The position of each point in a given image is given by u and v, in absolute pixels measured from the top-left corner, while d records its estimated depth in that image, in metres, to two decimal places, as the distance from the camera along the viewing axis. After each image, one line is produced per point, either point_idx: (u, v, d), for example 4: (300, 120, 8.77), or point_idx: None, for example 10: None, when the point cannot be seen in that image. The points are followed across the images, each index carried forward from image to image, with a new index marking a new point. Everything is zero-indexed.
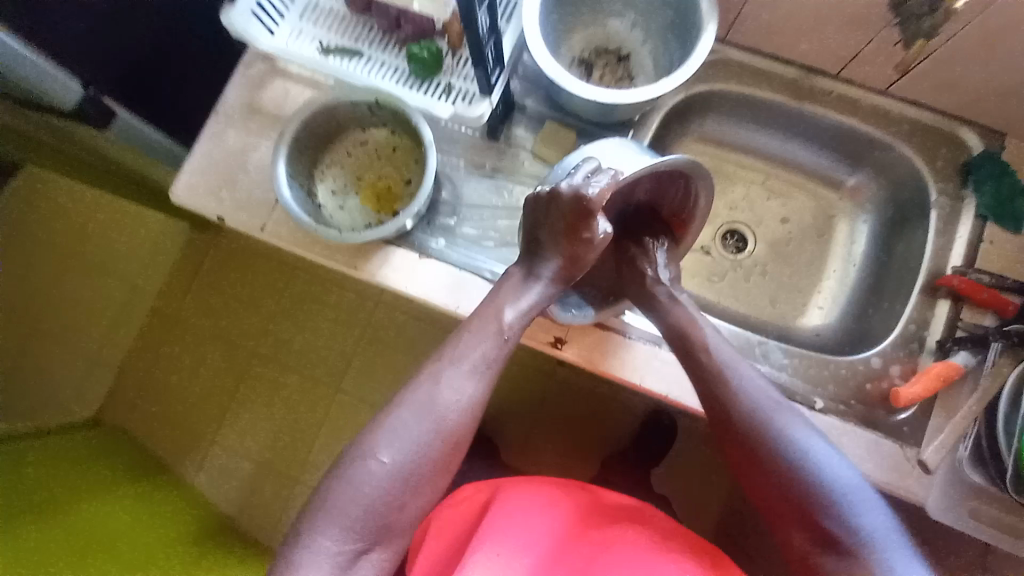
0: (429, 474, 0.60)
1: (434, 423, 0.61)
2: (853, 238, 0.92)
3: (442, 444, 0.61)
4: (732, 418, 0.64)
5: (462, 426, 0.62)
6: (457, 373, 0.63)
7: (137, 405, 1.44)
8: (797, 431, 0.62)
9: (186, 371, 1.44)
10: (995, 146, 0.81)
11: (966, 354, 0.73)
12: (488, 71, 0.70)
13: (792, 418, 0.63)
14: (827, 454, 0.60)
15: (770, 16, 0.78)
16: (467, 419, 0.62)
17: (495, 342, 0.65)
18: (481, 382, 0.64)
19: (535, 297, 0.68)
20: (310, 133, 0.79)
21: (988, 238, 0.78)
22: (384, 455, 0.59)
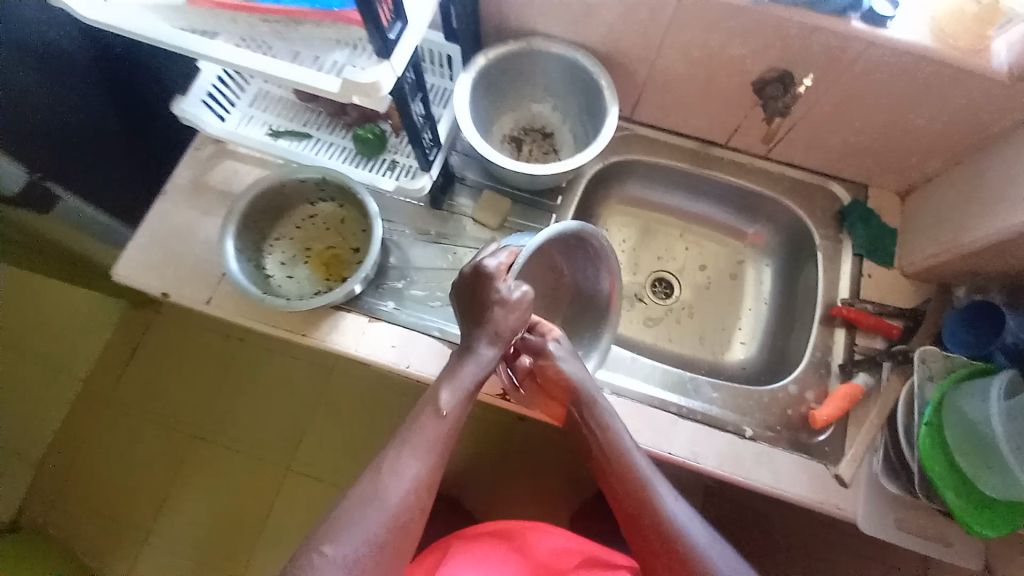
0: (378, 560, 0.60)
1: (381, 515, 0.62)
2: (762, 280, 1.04)
3: (389, 529, 0.61)
4: (620, 479, 0.68)
5: (414, 508, 0.64)
6: (405, 459, 0.65)
7: (59, 504, 1.30)
8: (668, 495, 0.66)
9: (116, 460, 1.32)
10: (860, 196, 0.97)
11: (865, 374, 0.82)
12: (425, 150, 0.78)
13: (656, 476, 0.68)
14: (686, 513, 0.65)
15: (664, 100, 0.94)
16: (417, 498, 0.64)
17: (435, 422, 0.68)
18: (422, 457, 0.66)
19: (469, 375, 0.71)
20: (257, 209, 0.83)
21: (867, 271, 0.91)
22: (326, 546, 0.59)
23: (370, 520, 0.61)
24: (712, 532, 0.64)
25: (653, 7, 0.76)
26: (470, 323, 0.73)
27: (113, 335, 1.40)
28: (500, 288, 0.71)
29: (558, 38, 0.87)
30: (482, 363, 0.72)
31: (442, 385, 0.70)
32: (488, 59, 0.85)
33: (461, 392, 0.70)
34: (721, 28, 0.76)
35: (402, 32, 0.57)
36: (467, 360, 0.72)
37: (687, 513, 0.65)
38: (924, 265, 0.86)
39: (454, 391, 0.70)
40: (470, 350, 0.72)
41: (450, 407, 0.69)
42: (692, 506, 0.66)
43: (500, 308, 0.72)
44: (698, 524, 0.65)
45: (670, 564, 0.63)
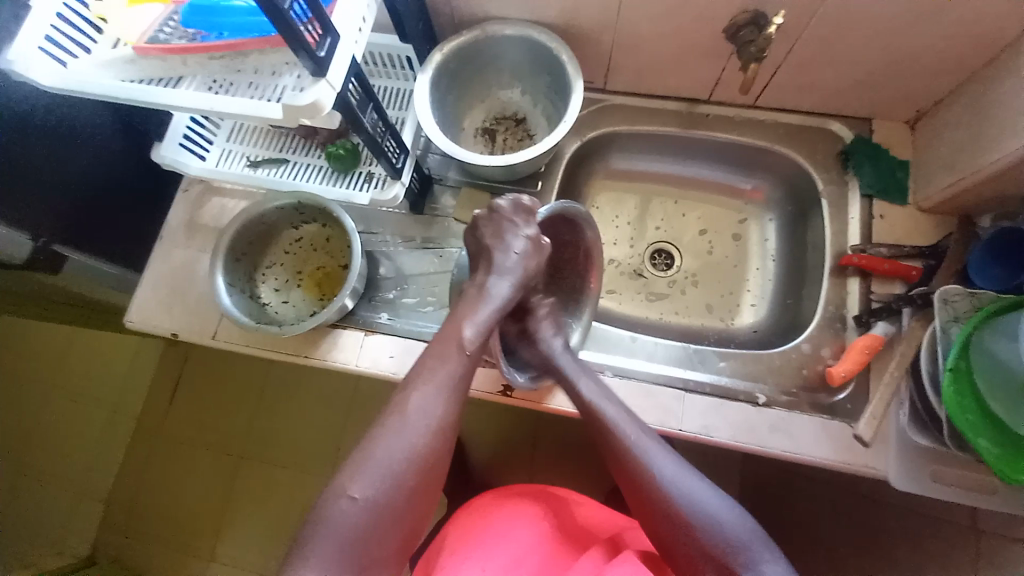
0: (401, 511, 0.59)
1: (408, 447, 0.60)
2: (767, 236, 0.98)
3: (418, 470, 0.60)
4: (611, 445, 0.67)
5: (428, 465, 0.61)
6: (422, 398, 0.63)
7: (131, 530, 1.40)
8: (658, 455, 0.64)
9: (174, 486, 1.41)
10: (864, 131, 0.90)
11: (885, 324, 0.77)
12: (390, 159, 0.78)
13: (679, 471, 0.63)
14: (681, 473, 0.62)
15: (635, 62, 0.89)
16: (435, 440, 0.62)
17: (459, 359, 0.67)
18: (444, 399, 0.64)
19: (490, 314, 0.70)
20: (243, 242, 0.85)
21: (878, 213, 0.84)
22: (355, 491, 0.57)
23: (397, 461, 0.59)
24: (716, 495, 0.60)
25: None
26: (494, 253, 0.73)
27: (155, 372, 1.48)
28: (528, 227, 0.74)
29: (514, 18, 0.83)
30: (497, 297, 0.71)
31: (465, 321, 0.69)
32: (444, 53, 0.83)
33: (480, 330, 0.69)
34: None
35: (334, 47, 0.56)
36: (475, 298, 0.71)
37: (723, 508, 0.59)
38: (940, 197, 0.79)
39: (475, 328, 0.69)
40: (484, 295, 0.71)
41: (471, 352, 0.68)
42: (690, 468, 0.63)
43: (525, 245, 0.74)
44: (699, 484, 0.61)
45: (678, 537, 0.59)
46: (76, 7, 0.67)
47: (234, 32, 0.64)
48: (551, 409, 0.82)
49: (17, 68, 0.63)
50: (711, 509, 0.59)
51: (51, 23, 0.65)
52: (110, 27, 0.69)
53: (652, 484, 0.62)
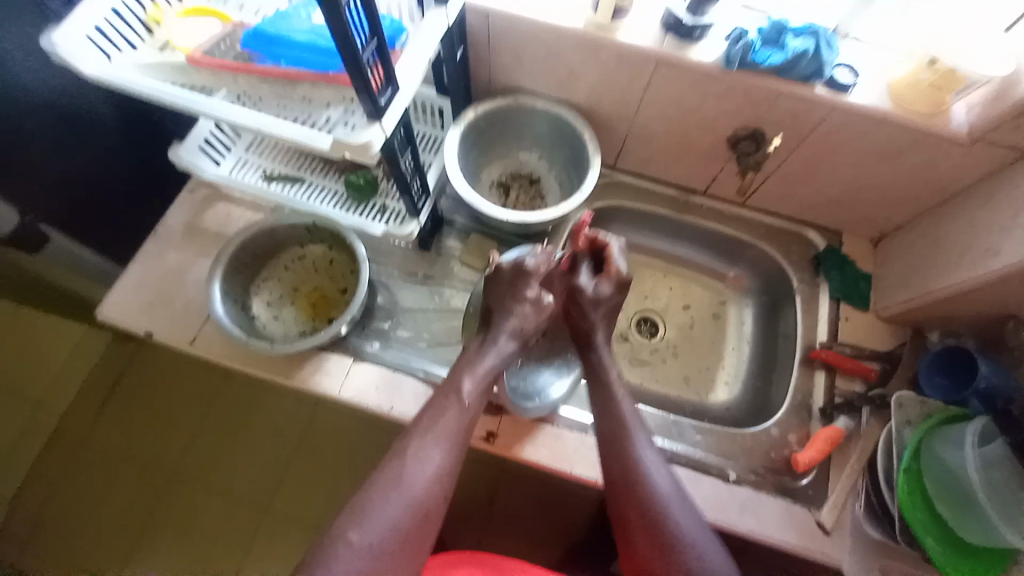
0: (397, 549, 0.57)
1: (406, 502, 0.59)
2: (743, 321, 1.06)
3: (414, 517, 0.59)
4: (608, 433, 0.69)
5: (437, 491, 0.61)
6: (426, 446, 0.63)
7: (31, 544, 1.23)
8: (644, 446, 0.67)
9: (92, 498, 1.27)
10: (835, 242, 1.01)
11: (845, 418, 0.84)
12: (413, 198, 0.81)
13: (656, 461, 0.65)
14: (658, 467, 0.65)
15: (645, 150, 0.98)
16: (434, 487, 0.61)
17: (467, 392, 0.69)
18: (443, 447, 0.64)
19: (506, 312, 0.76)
20: (246, 252, 0.84)
21: (844, 315, 0.94)
22: (351, 535, 0.56)
23: (395, 507, 0.59)
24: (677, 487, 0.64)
25: (633, 71, 0.81)
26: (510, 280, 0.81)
27: (92, 369, 1.36)
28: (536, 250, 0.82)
29: (544, 94, 0.91)
30: (500, 353, 0.74)
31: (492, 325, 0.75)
32: (476, 112, 0.89)
33: (480, 380, 0.71)
34: (697, 88, 0.81)
35: (393, 96, 0.61)
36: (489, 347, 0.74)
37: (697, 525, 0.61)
38: (897, 310, 0.89)
39: (473, 379, 0.71)
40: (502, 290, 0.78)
41: (473, 397, 0.69)
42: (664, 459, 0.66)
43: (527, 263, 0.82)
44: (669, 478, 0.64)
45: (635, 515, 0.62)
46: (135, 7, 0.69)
47: (290, 62, 0.67)
48: (526, 462, 0.82)
49: (61, 53, 0.62)
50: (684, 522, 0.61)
51: (105, 16, 0.66)
52: (162, 31, 0.71)
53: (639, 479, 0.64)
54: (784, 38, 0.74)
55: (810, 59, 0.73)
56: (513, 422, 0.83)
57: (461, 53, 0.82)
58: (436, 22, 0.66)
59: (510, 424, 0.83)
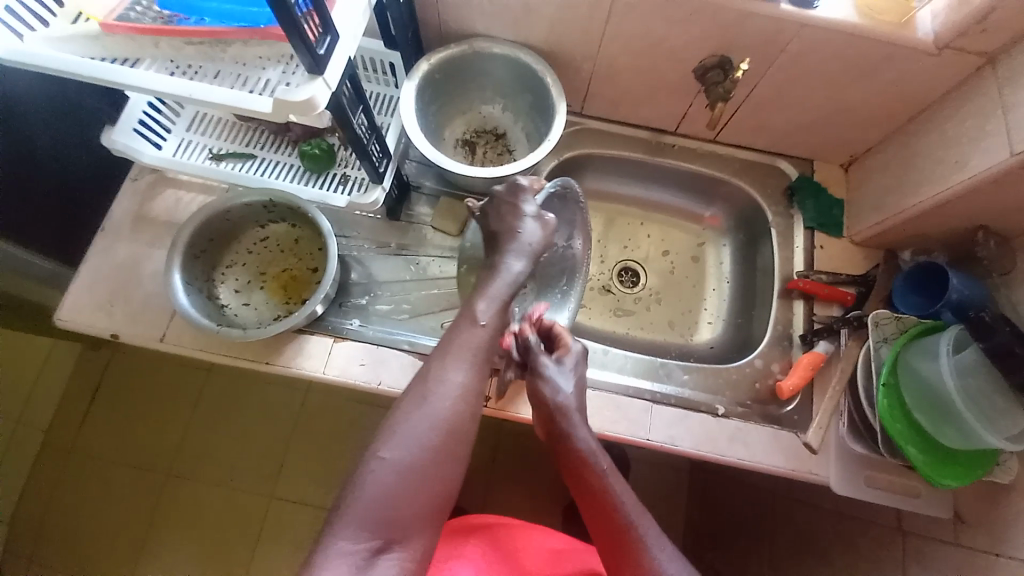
0: (430, 466, 0.56)
1: (430, 419, 0.58)
2: (722, 260, 1.06)
3: (439, 433, 0.58)
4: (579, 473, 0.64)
5: (465, 416, 0.60)
6: (449, 365, 0.62)
7: (37, 556, 1.22)
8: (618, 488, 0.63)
9: (92, 504, 1.25)
10: (807, 170, 1.00)
11: (825, 343, 0.86)
12: (374, 163, 0.77)
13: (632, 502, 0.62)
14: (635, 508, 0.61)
15: (611, 91, 0.94)
16: (458, 407, 0.60)
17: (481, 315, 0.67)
18: (467, 365, 0.63)
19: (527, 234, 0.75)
20: (203, 238, 0.80)
21: (819, 243, 0.94)
22: (384, 451, 0.55)
23: (425, 424, 0.58)
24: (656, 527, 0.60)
25: (591, 3, 0.76)
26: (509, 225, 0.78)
27: (70, 378, 1.31)
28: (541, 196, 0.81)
29: (500, 38, 0.86)
30: (512, 276, 0.71)
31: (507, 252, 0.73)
32: (431, 65, 0.84)
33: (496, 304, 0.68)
34: (659, 17, 0.76)
35: (333, 46, 0.55)
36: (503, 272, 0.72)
37: (661, 541, 0.59)
38: (870, 232, 0.90)
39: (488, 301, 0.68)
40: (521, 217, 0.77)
41: (488, 316, 0.67)
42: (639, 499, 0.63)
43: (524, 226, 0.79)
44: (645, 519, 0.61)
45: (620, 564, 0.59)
46: None
47: (221, 20, 0.61)
48: (520, 420, 0.82)
49: None
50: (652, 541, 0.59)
51: None
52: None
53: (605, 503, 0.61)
54: None
55: None
56: (502, 382, 0.83)
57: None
58: None
59: (499, 385, 0.83)
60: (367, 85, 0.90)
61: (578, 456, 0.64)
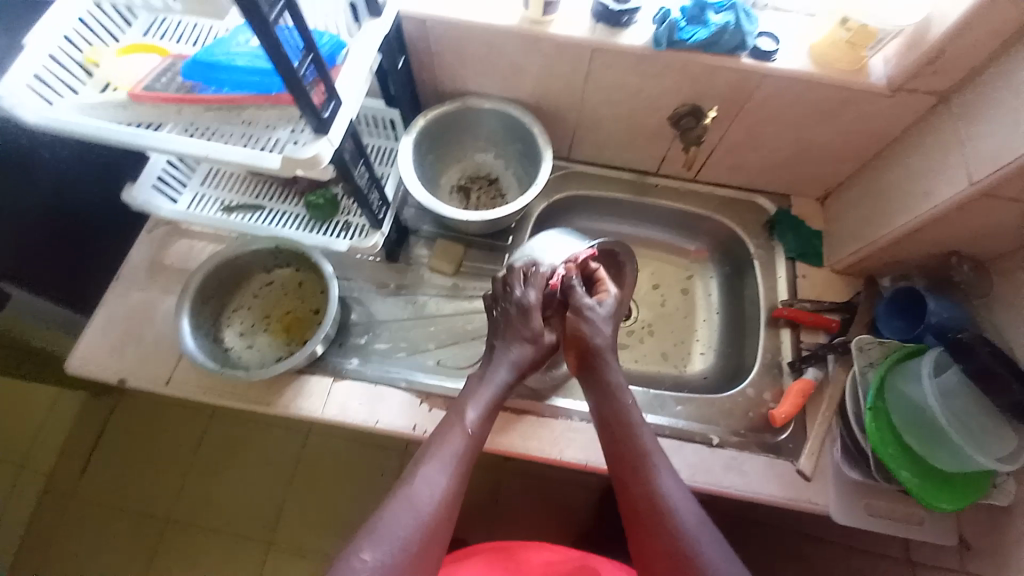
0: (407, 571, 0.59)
1: (413, 518, 0.62)
2: (710, 291, 1.09)
3: (422, 536, 0.61)
4: (629, 457, 0.69)
5: (444, 516, 0.64)
6: (432, 468, 0.65)
7: None
8: (665, 471, 0.67)
9: (89, 554, 1.23)
10: (785, 205, 1.05)
11: (814, 369, 0.88)
12: (373, 211, 0.82)
13: (677, 486, 0.66)
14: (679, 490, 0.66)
15: (594, 138, 1.01)
16: (439, 514, 0.63)
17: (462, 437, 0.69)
18: (450, 471, 0.66)
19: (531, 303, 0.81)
20: (212, 284, 0.84)
21: (801, 273, 0.98)
22: (367, 552, 0.58)
23: (407, 521, 0.61)
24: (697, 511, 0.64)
25: (571, 62, 0.84)
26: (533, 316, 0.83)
27: (74, 424, 1.32)
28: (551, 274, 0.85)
29: (490, 94, 0.94)
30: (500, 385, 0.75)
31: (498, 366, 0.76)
32: (427, 120, 0.91)
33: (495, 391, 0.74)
34: (634, 73, 0.83)
35: (336, 110, 0.62)
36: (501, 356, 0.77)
37: (703, 532, 0.62)
38: (849, 261, 0.94)
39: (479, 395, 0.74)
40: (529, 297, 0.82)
41: (477, 426, 0.71)
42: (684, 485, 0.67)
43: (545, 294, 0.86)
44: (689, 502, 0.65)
45: (659, 544, 0.62)
46: (70, 51, 0.69)
47: (234, 87, 0.68)
48: (517, 455, 0.83)
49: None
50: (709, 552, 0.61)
51: (44, 63, 0.66)
52: (100, 71, 0.70)
53: (657, 501, 0.65)
54: (706, 16, 0.77)
55: (733, 31, 0.76)
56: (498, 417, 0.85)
57: (402, 63, 0.84)
58: (371, 30, 0.69)
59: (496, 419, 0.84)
60: (368, 138, 0.97)
61: (635, 444, 0.70)
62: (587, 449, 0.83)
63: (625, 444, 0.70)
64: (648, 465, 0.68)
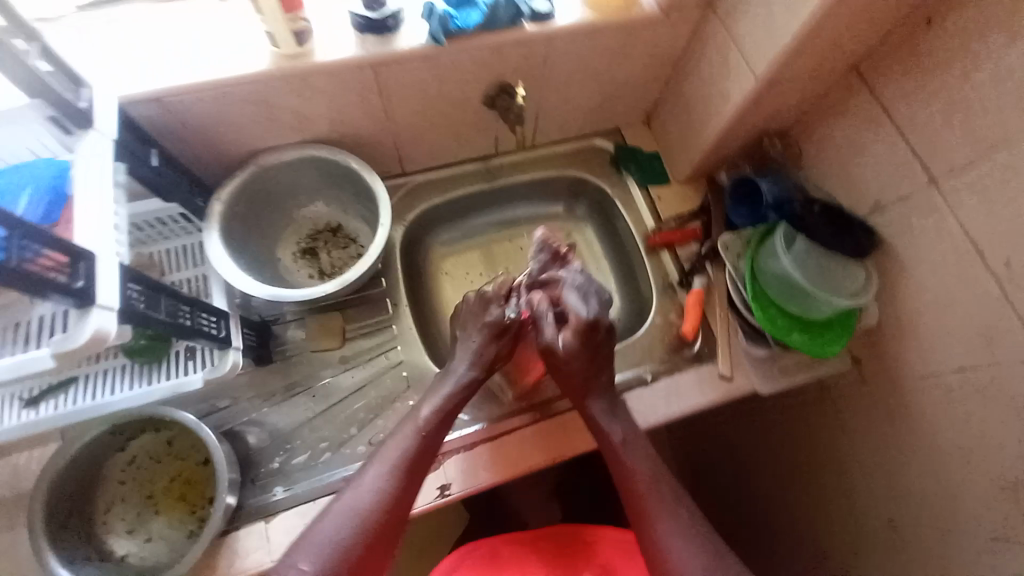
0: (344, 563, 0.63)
1: (348, 520, 0.65)
2: (591, 240, 1.12)
3: (357, 533, 0.64)
4: (633, 497, 0.72)
5: (379, 524, 0.66)
6: (372, 468, 0.69)
7: None
8: (670, 517, 0.69)
9: None
10: (619, 138, 1.09)
11: (700, 278, 0.95)
12: (209, 334, 0.69)
13: (681, 534, 0.68)
14: (676, 540, 0.67)
15: (422, 146, 0.94)
16: (381, 511, 0.66)
17: (410, 433, 0.73)
18: (385, 470, 0.69)
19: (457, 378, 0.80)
20: (64, 501, 0.68)
21: (657, 196, 1.04)
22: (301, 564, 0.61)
23: (342, 517, 0.65)
24: (699, 558, 0.66)
25: (357, 84, 0.75)
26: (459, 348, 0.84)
27: None
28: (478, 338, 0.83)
29: (287, 144, 0.82)
30: (455, 383, 0.79)
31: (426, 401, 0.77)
32: (225, 202, 0.78)
33: (439, 403, 0.77)
34: (428, 71, 0.77)
35: (93, 269, 0.49)
36: (449, 379, 0.80)
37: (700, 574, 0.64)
38: (689, 170, 1.01)
39: (432, 404, 0.77)
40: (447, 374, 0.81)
41: (428, 420, 0.74)
42: (687, 523, 0.69)
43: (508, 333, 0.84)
44: (689, 541, 0.67)
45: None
46: None
47: None
48: (489, 485, 0.80)
49: None
50: (668, 525, 0.69)
51: None
52: None
53: (659, 540, 0.68)
54: None
55: (506, 5, 0.74)
56: (455, 462, 0.80)
57: (157, 156, 0.68)
58: (93, 151, 0.55)
59: (455, 464, 0.80)
60: (151, 246, 0.84)
61: (642, 477, 0.73)
62: (550, 446, 0.83)
63: (631, 481, 0.73)
64: (654, 505, 0.71)
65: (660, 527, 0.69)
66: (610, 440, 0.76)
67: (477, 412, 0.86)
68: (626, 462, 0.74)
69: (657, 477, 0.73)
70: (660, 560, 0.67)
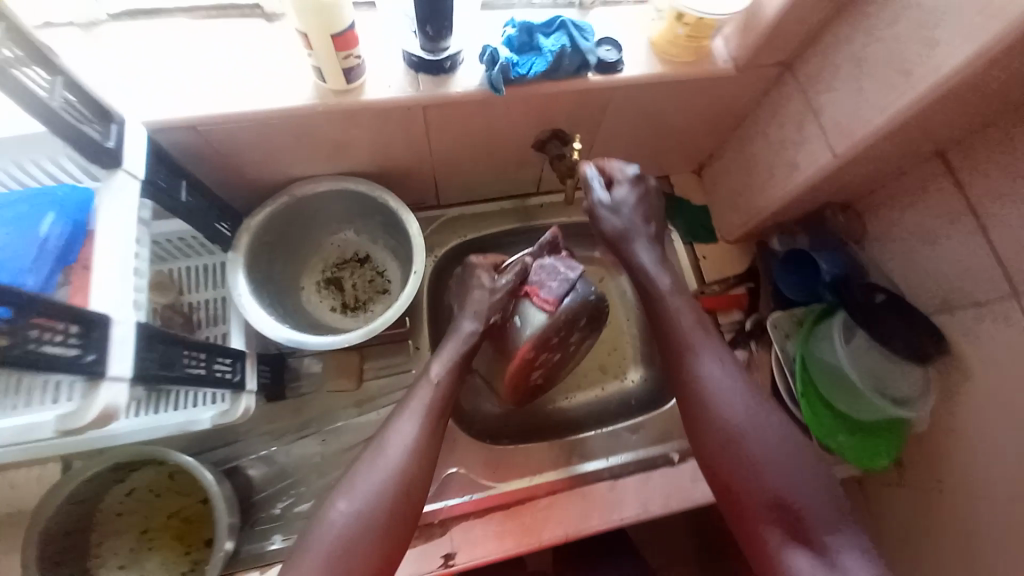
0: (384, 520, 0.61)
1: (382, 474, 0.63)
2: (623, 288, 1.04)
3: (397, 492, 0.62)
4: (705, 422, 0.65)
5: (411, 471, 0.64)
6: (401, 421, 0.68)
7: None
8: (763, 435, 0.62)
9: None
10: (667, 186, 1.03)
11: (739, 352, 0.90)
12: (223, 379, 0.66)
13: (772, 450, 0.61)
14: (775, 456, 0.61)
15: (460, 182, 0.89)
16: (410, 463, 0.64)
17: (428, 390, 0.70)
18: (416, 421, 0.67)
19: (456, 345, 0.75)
20: (60, 538, 0.67)
21: (701, 254, 0.99)
22: (341, 503, 0.60)
23: (377, 476, 0.62)
24: (807, 476, 0.60)
25: (401, 122, 0.70)
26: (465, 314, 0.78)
27: None
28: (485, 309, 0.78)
29: (321, 173, 0.77)
30: (462, 338, 0.76)
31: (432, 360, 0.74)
32: (252, 231, 0.73)
33: (449, 361, 0.73)
34: (479, 114, 0.72)
35: (106, 334, 0.46)
36: (454, 339, 0.76)
37: (812, 497, 0.59)
38: (738, 232, 0.95)
39: (442, 364, 0.73)
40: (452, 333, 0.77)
41: (440, 375, 0.72)
42: (787, 451, 0.61)
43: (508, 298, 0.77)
44: (788, 454, 0.61)
45: (747, 515, 0.60)
46: None
47: None
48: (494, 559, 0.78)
49: None
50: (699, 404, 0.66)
51: None
52: None
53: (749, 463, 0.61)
54: (537, 40, 0.67)
55: (571, 53, 0.67)
56: (461, 531, 0.78)
57: (186, 188, 0.64)
58: (124, 198, 0.52)
59: (461, 532, 0.78)
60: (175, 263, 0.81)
61: (715, 404, 0.65)
62: (561, 522, 0.80)
63: (705, 409, 0.66)
64: (737, 434, 0.63)
65: (746, 446, 0.62)
66: (688, 363, 0.69)
67: (491, 470, 0.83)
68: (700, 383, 0.67)
69: (742, 400, 0.65)
70: (757, 488, 0.60)
